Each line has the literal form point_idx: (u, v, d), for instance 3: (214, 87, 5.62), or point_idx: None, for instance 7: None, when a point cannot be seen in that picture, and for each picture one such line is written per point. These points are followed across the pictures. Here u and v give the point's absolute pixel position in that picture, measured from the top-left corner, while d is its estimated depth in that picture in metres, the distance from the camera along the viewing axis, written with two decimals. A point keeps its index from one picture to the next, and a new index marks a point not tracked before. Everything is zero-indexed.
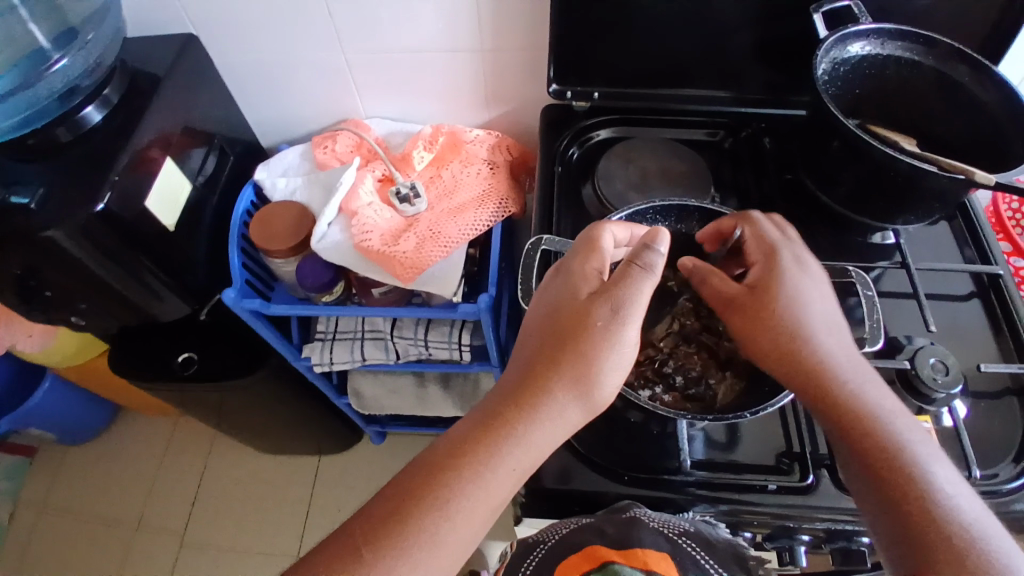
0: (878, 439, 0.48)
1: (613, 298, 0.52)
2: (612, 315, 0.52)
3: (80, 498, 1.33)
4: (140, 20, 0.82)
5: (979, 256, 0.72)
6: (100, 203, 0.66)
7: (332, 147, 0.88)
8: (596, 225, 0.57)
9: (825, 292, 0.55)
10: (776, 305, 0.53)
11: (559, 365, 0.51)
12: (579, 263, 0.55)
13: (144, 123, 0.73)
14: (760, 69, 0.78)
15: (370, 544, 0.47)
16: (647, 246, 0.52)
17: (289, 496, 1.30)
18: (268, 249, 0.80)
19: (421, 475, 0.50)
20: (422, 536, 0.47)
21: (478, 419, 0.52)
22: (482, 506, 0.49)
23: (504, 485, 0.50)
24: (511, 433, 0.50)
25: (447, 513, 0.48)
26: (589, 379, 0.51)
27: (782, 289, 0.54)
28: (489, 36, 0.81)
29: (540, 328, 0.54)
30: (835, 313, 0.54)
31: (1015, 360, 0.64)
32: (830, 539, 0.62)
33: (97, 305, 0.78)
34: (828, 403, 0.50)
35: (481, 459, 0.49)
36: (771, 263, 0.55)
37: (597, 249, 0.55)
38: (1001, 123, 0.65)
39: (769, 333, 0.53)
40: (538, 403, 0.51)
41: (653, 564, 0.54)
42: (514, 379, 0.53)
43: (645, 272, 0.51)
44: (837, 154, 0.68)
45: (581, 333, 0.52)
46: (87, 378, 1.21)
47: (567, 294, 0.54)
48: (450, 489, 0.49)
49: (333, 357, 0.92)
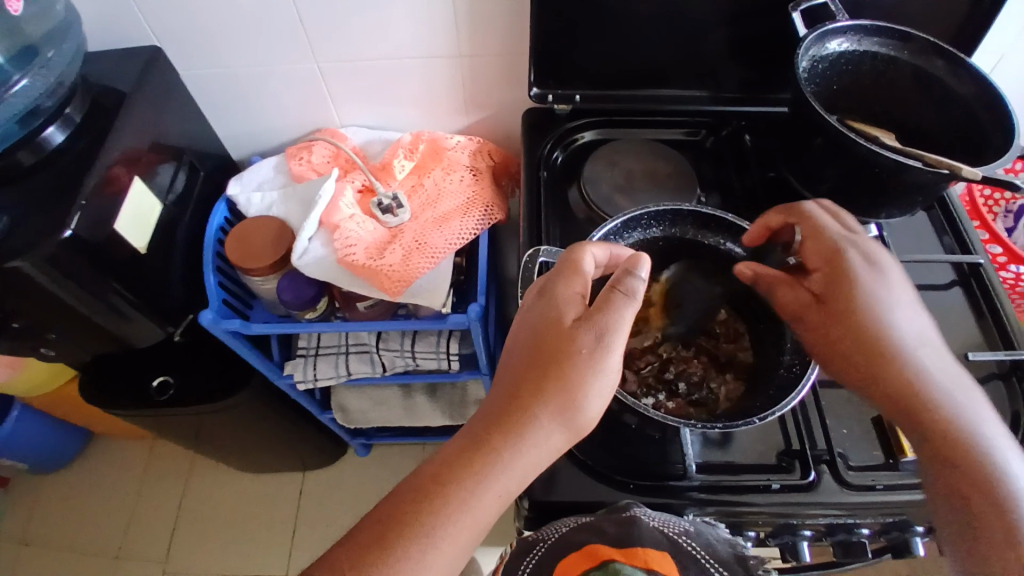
0: (958, 438, 0.48)
1: (597, 324, 0.50)
2: (597, 341, 0.50)
3: (54, 530, 1.27)
4: (99, 34, 0.78)
5: (958, 245, 0.74)
6: (68, 229, 0.63)
7: (308, 157, 0.86)
8: (576, 246, 0.54)
9: (901, 290, 0.55)
10: (846, 308, 0.53)
11: (543, 391, 0.50)
12: (562, 287, 0.53)
13: (109, 143, 0.70)
14: (735, 67, 0.79)
15: (357, 571, 0.45)
16: (627, 272, 0.51)
17: (275, 514, 1.27)
18: (246, 268, 0.77)
19: (405, 501, 0.48)
20: (408, 564, 0.46)
21: (463, 443, 0.50)
22: (468, 532, 0.48)
23: (488, 511, 0.48)
24: (495, 457, 0.49)
25: (432, 539, 0.47)
26: (574, 404, 0.50)
27: (853, 291, 0.54)
28: (466, 41, 0.79)
29: (523, 351, 0.52)
30: (913, 311, 0.55)
31: (1000, 346, 0.65)
32: (830, 532, 0.61)
33: (67, 335, 0.75)
34: (905, 403, 0.51)
35: (466, 486, 0.48)
36: (837, 265, 0.55)
37: (579, 271, 0.53)
38: (977, 114, 0.66)
39: (843, 336, 0.53)
40: (523, 428, 0.49)
41: (655, 562, 0.50)
42: (497, 402, 0.51)
43: (628, 298, 0.51)
44: (820, 151, 0.67)
45: (565, 359, 0.50)
46: (60, 407, 1.16)
47: (550, 318, 0.52)
48: (436, 515, 0.47)
49: (317, 374, 0.89)
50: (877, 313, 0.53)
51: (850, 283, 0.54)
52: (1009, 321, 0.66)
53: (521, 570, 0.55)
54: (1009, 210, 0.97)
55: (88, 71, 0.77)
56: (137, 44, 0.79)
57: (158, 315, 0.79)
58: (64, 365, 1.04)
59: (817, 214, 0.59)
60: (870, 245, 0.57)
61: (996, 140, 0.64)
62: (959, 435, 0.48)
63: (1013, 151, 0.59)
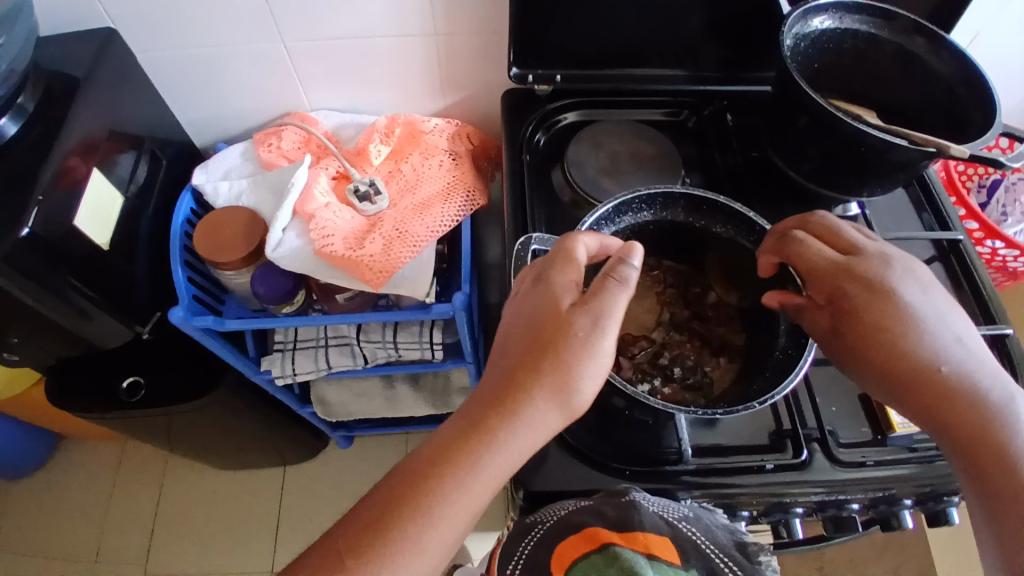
0: (999, 458, 0.46)
1: (594, 309, 0.49)
2: (593, 326, 0.49)
3: (22, 537, 1.22)
4: (46, 16, 0.73)
5: (937, 221, 0.75)
6: (26, 226, 0.60)
7: (277, 144, 0.83)
8: (566, 234, 0.53)
9: (916, 301, 0.51)
10: (861, 336, 0.51)
11: (541, 373, 0.48)
12: (557, 274, 0.51)
13: (64, 133, 0.66)
14: (714, 46, 0.77)
15: (353, 552, 0.43)
16: (620, 261, 0.51)
17: (255, 510, 1.24)
18: (218, 261, 0.74)
19: (401, 482, 0.46)
20: (406, 544, 0.44)
21: (459, 423, 0.48)
22: (464, 512, 0.46)
23: (485, 492, 0.46)
24: (494, 439, 0.46)
25: (430, 519, 0.44)
26: (572, 385, 0.48)
27: (863, 318, 0.51)
28: (440, 20, 0.76)
29: (519, 333, 0.50)
30: (936, 318, 0.51)
31: (981, 320, 0.67)
32: (821, 508, 0.60)
33: (29, 338, 0.71)
34: (939, 427, 0.48)
35: (464, 466, 0.46)
36: (840, 292, 0.53)
37: (573, 260, 0.52)
38: (956, 92, 0.66)
39: (865, 367, 0.51)
40: (519, 408, 0.47)
41: (656, 548, 0.46)
42: (493, 383, 0.49)
43: (621, 286, 0.50)
44: (804, 131, 0.66)
45: (562, 342, 0.48)
46: (24, 412, 1.11)
47: (546, 302, 0.50)
48: (433, 495, 0.45)
49: (296, 368, 0.86)
50: (894, 337, 0.50)
51: (859, 308, 0.51)
52: (989, 296, 0.67)
53: (517, 553, 0.49)
54: (984, 184, 1.00)
55: (36, 56, 0.72)
56: (88, 26, 0.74)
57: (125, 313, 0.75)
58: (26, 368, 0.99)
59: (809, 239, 0.55)
60: (875, 258, 0.54)
61: (976, 118, 0.65)
62: (998, 455, 0.46)
63: (995, 129, 0.60)
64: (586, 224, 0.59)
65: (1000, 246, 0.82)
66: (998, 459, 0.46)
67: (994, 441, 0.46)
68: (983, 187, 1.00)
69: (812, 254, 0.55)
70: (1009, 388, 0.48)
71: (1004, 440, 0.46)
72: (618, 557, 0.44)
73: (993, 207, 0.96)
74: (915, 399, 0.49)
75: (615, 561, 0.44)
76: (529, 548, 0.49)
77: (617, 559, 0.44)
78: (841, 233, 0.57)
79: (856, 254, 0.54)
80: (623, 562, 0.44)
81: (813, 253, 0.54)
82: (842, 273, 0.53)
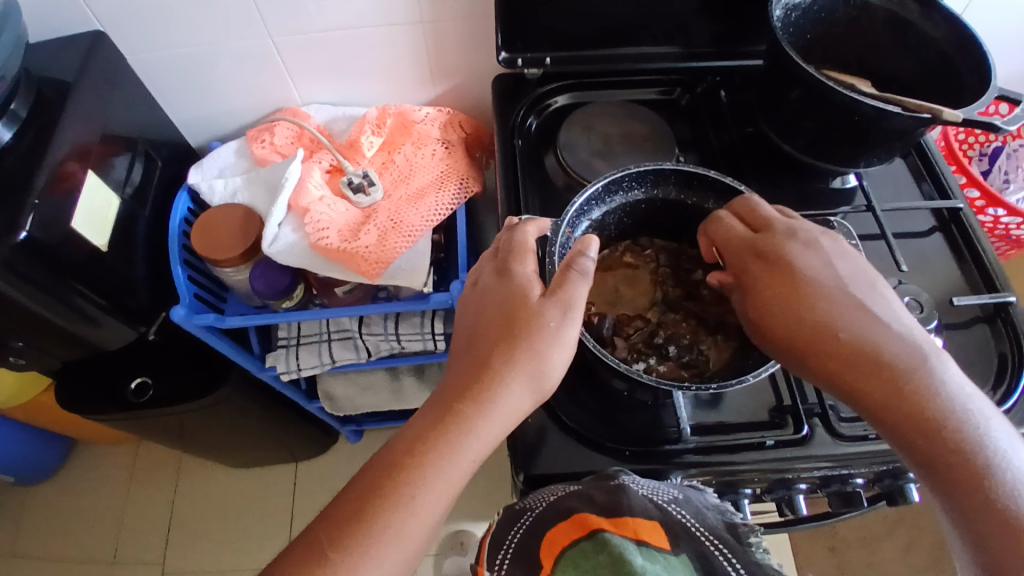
0: (907, 416, 0.45)
1: (562, 298, 0.50)
2: (563, 317, 0.50)
3: (43, 540, 1.24)
4: (34, 21, 0.73)
5: (937, 191, 0.74)
6: (22, 230, 0.60)
7: (270, 139, 0.83)
8: (517, 228, 0.55)
9: (822, 271, 0.52)
10: (769, 313, 0.51)
11: (513, 362, 0.48)
12: (519, 266, 0.53)
13: (56, 139, 0.66)
14: (704, 21, 0.77)
15: (336, 543, 0.43)
16: (580, 253, 0.52)
17: (269, 506, 1.26)
18: (217, 259, 0.74)
19: (379, 473, 0.46)
20: (389, 532, 0.44)
21: (436, 413, 0.47)
22: (442, 499, 0.46)
23: (463, 478, 0.47)
24: (468, 427, 0.47)
25: (410, 506, 0.44)
26: (545, 371, 0.49)
27: (769, 294, 0.52)
28: (427, 8, 0.75)
29: (489, 323, 0.50)
30: (842, 284, 0.51)
31: (983, 289, 0.66)
32: (825, 484, 0.60)
33: (34, 343, 0.72)
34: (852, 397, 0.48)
35: (441, 454, 0.46)
36: (747, 271, 0.54)
37: (527, 250, 0.54)
38: (950, 56, 0.65)
39: (772, 343, 0.51)
40: (493, 397, 0.47)
41: (646, 532, 0.46)
42: (467, 373, 0.49)
43: (582, 277, 0.51)
44: (798, 103, 0.65)
45: (533, 331, 0.49)
46: (39, 417, 1.13)
47: (517, 293, 0.51)
48: (412, 483, 0.45)
49: (300, 363, 0.87)
50: (798, 309, 0.50)
51: (765, 287, 0.52)
52: (991, 264, 0.67)
53: (506, 542, 0.50)
54: (984, 152, 0.98)
55: (27, 62, 0.72)
56: (76, 29, 0.74)
57: (127, 315, 0.75)
58: (37, 373, 1.00)
59: (722, 225, 0.57)
60: (782, 232, 0.54)
61: (971, 83, 0.63)
62: (905, 414, 0.45)
63: (991, 92, 0.59)
64: (576, 205, 0.58)
65: (1003, 213, 0.80)
66: (907, 418, 0.45)
67: (902, 399, 0.45)
68: (984, 155, 0.98)
69: (725, 238, 0.56)
70: (915, 345, 0.48)
71: (911, 398, 0.45)
72: (607, 544, 0.44)
73: (995, 174, 0.95)
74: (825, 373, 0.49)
75: (604, 547, 0.44)
76: (518, 537, 0.50)
77: (607, 545, 0.44)
78: (756, 209, 0.57)
79: (766, 231, 0.55)
80: (613, 548, 0.43)
81: (729, 235, 0.56)
82: (750, 253, 0.54)
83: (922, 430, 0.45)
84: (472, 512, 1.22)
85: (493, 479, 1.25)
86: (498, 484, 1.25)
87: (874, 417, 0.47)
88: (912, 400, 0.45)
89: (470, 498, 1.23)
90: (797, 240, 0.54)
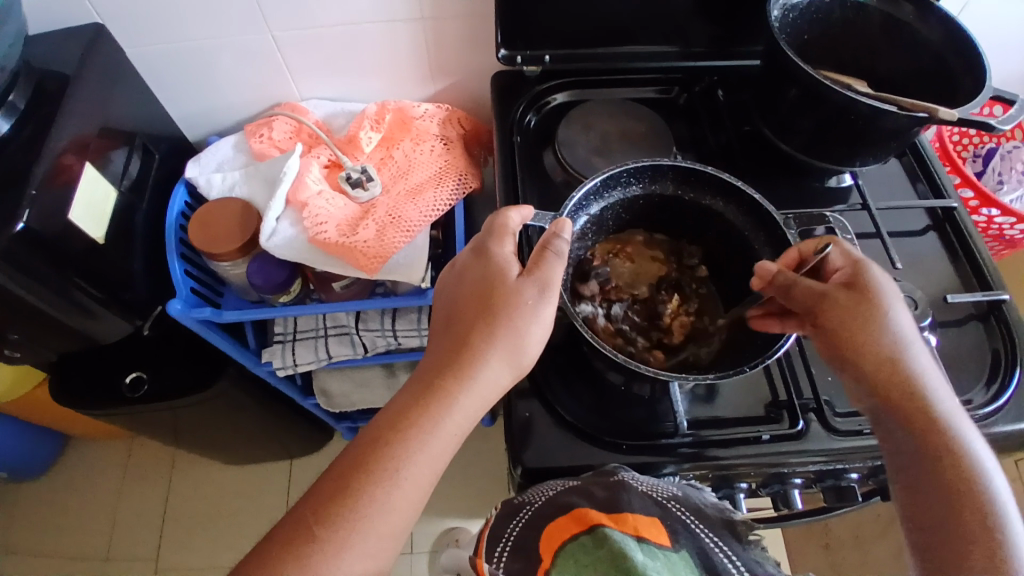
0: (958, 459, 0.47)
1: (539, 277, 0.50)
2: (540, 295, 0.50)
3: (35, 538, 1.23)
4: (36, 13, 0.73)
5: (931, 190, 0.74)
6: (20, 221, 0.60)
7: (269, 134, 0.83)
8: (500, 210, 0.55)
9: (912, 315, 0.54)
10: (861, 326, 0.52)
11: (493, 338, 0.49)
12: (496, 246, 0.53)
13: (56, 130, 0.66)
14: (702, 22, 0.77)
15: (323, 521, 0.43)
16: (556, 234, 0.52)
17: (263, 504, 1.25)
18: (215, 252, 0.74)
19: (364, 449, 0.46)
20: (374, 506, 0.44)
21: (417, 389, 0.48)
22: (426, 472, 0.46)
23: (446, 450, 0.47)
24: (449, 401, 0.48)
25: (395, 480, 0.45)
26: (521, 347, 0.50)
27: (880, 310, 0.52)
28: (427, 4, 0.76)
29: (466, 301, 0.51)
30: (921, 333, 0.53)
31: (975, 287, 0.66)
32: (820, 478, 0.61)
33: (30, 335, 0.71)
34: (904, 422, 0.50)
35: (424, 428, 0.46)
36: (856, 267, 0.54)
37: (507, 232, 0.53)
38: (946, 58, 0.66)
39: (859, 320, 0.52)
40: (471, 371, 0.48)
41: (645, 529, 0.46)
42: (446, 349, 0.50)
43: (558, 258, 0.51)
44: (795, 102, 0.66)
45: (512, 308, 0.50)
46: (32, 413, 1.12)
47: (494, 272, 0.51)
48: (396, 457, 0.45)
49: (296, 359, 0.87)
50: (894, 335, 0.51)
51: (879, 302, 0.52)
52: (984, 262, 0.67)
53: (505, 534, 0.50)
54: (978, 154, 0.99)
55: (26, 54, 0.72)
56: (76, 22, 0.74)
57: (124, 308, 0.75)
58: (32, 367, 0.99)
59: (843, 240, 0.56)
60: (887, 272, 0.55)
61: (966, 83, 0.64)
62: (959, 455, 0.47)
63: (986, 92, 0.59)
64: (576, 198, 0.59)
65: (996, 214, 0.81)
66: (955, 461, 0.47)
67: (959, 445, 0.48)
68: (978, 157, 0.99)
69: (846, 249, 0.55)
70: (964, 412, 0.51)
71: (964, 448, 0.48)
72: (607, 539, 0.44)
73: (989, 175, 0.96)
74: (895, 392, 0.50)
75: (604, 542, 0.44)
76: (517, 530, 0.50)
77: (607, 541, 0.44)
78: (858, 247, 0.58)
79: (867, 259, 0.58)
80: (613, 544, 0.44)
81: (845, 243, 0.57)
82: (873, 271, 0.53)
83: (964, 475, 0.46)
84: (467, 511, 1.22)
85: (488, 478, 1.25)
86: (493, 482, 1.25)
87: (924, 444, 0.48)
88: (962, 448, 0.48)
89: (465, 496, 1.23)
90: None
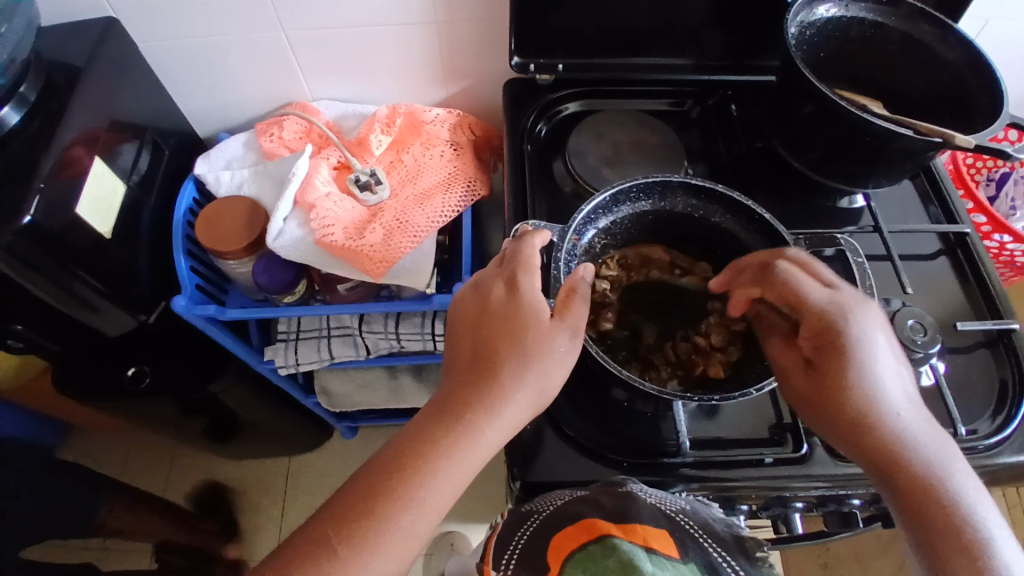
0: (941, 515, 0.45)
1: (571, 325, 0.50)
2: (572, 342, 0.50)
3: None
4: (50, 5, 0.73)
5: (944, 214, 0.74)
6: (27, 215, 0.60)
7: (279, 134, 0.83)
8: (525, 242, 0.53)
9: (886, 350, 0.49)
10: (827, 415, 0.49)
11: (524, 379, 0.48)
12: (526, 282, 0.51)
13: (65, 124, 0.66)
14: (717, 34, 0.77)
15: (345, 540, 0.43)
16: (581, 279, 0.52)
17: (261, 499, 1.25)
18: (223, 250, 0.74)
19: (387, 474, 0.46)
20: (398, 532, 0.44)
21: (441, 415, 0.48)
22: (447, 500, 0.47)
23: (467, 480, 0.47)
24: (477, 438, 0.47)
25: (419, 508, 0.45)
26: (547, 387, 0.49)
27: (845, 360, 0.48)
28: (442, 8, 0.75)
29: (494, 335, 0.50)
30: (896, 367, 0.50)
31: (987, 315, 0.66)
32: (821, 503, 0.59)
33: (33, 327, 0.71)
34: (891, 477, 0.47)
35: (452, 460, 0.46)
36: (821, 330, 0.49)
37: (533, 267, 0.52)
38: (963, 80, 0.66)
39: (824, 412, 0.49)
40: (499, 410, 0.48)
41: (654, 540, 0.45)
42: (471, 380, 0.49)
43: (585, 304, 0.51)
44: (809, 120, 0.65)
45: (542, 352, 0.49)
46: (32, 400, 1.11)
47: (524, 311, 0.50)
48: (420, 486, 0.45)
49: (299, 358, 0.86)
50: (871, 386, 0.48)
51: (848, 355, 0.48)
52: (996, 290, 0.66)
53: (512, 543, 0.50)
54: (992, 177, 0.99)
55: (39, 46, 0.72)
56: (89, 15, 0.74)
57: (128, 303, 0.75)
58: (37, 357, 1.00)
59: (791, 277, 0.51)
60: (856, 300, 0.50)
61: (984, 108, 0.63)
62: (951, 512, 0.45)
63: (1003, 119, 0.59)
64: (583, 212, 0.59)
65: (1008, 239, 0.81)
66: (948, 522, 0.44)
67: (949, 499, 0.45)
68: (992, 180, 0.99)
69: (794, 293, 0.51)
70: (955, 445, 0.48)
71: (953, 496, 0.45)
72: (616, 549, 0.44)
73: (1002, 199, 0.96)
74: (880, 445, 0.47)
75: (613, 552, 0.44)
76: (523, 539, 0.49)
77: (616, 550, 0.44)
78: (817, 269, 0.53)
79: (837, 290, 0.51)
80: (623, 554, 0.43)
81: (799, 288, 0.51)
82: (835, 313, 0.49)
83: (950, 535, 0.44)
84: (464, 514, 1.22)
85: (487, 483, 1.25)
86: (491, 486, 1.25)
87: (910, 502, 0.46)
88: (952, 500, 0.45)
89: (464, 500, 1.23)
90: (865, 307, 0.50)
